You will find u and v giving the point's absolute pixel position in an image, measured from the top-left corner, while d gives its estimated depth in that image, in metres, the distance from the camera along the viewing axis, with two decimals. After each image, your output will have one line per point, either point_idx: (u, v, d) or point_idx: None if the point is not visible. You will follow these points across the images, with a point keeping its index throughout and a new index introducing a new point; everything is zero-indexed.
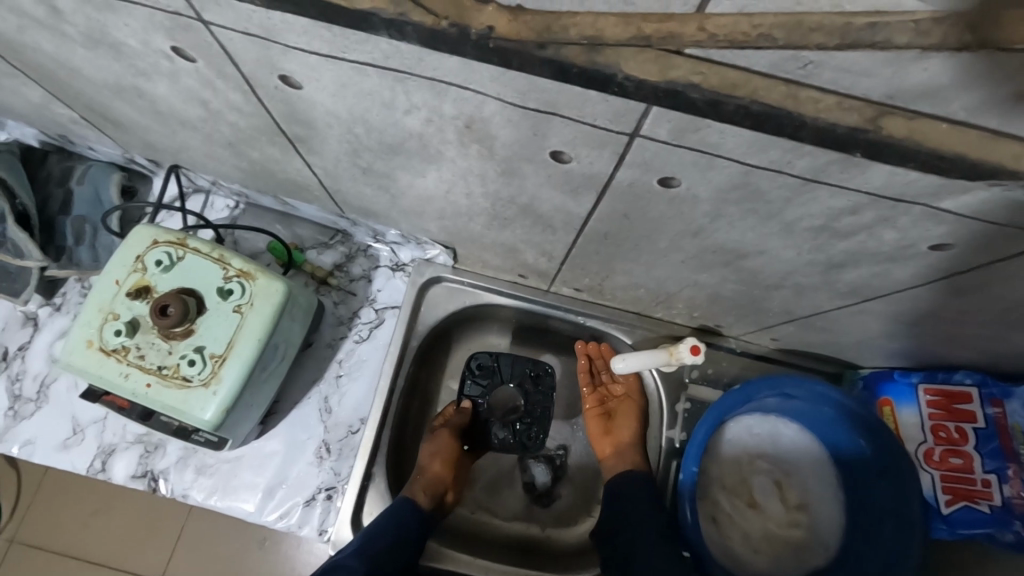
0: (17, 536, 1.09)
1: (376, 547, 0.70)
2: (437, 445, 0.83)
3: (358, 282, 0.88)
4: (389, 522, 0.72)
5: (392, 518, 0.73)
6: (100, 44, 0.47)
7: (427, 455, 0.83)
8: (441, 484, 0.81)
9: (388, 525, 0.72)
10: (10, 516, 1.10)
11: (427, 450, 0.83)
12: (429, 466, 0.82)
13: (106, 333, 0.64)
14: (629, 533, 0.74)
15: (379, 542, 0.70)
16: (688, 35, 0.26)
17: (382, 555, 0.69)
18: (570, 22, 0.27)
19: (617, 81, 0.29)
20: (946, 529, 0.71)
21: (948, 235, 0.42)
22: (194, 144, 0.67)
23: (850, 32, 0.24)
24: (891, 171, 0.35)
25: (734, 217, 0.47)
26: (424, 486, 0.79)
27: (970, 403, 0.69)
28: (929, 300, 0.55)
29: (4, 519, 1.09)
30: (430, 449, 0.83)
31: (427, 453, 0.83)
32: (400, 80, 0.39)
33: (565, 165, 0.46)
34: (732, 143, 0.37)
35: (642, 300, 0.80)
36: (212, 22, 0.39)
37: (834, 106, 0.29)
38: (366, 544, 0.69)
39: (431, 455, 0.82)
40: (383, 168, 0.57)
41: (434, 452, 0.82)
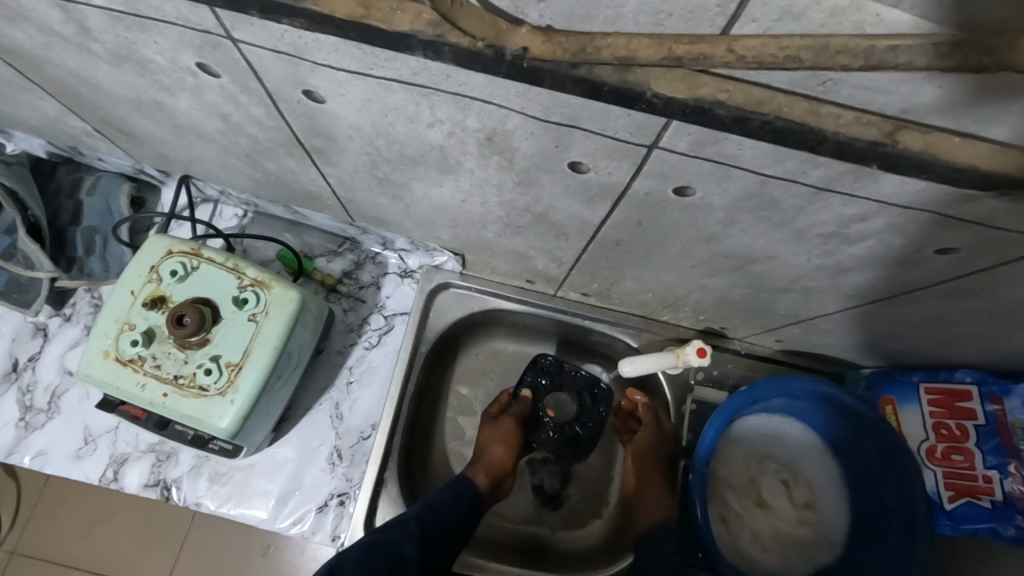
0: (17, 547, 1.09)
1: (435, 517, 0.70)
2: (501, 430, 0.83)
3: (368, 289, 0.88)
4: (451, 498, 0.74)
5: (456, 493, 0.74)
6: (125, 59, 0.47)
7: (488, 439, 0.82)
8: (503, 468, 0.81)
9: (448, 501, 0.73)
10: (10, 528, 1.09)
11: (489, 433, 0.83)
12: (490, 450, 0.81)
13: (122, 344, 0.65)
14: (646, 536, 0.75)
15: (439, 514, 0.71)
16: (719, 56, 0.27)
17: (440, 526, 0.70)
18: (604, 44, 0.28)
19: (646, 99, 0.30)
20: (951, 524, 0.73)
21: (955, 241, 0.44)
22: (209, 155, 0.67)
23: (874, 54, 0.25)
24: (903, 181, 0.37)
25: (746, 224, 0.49)
26: (484, 468, 0.80)
27: (971, 401, 0.71)
28: (933, 302, 0.56)
29: (5, 530, 1.09)
30: (492, 434, 0.83)
31: (488, 437, 0.82)
32: (425, 95, 0.41)
33: (584, 176, 0.47)
34: (748, 155, 0.38)
35: (650, 305, 0.81)
36: (243, 40, 0.39)
37: (853, 121, 0.30)
38: (428, 512, 0.70)
39: (493, 438, 0.82)
40: (399, 179, 0.58)
41: (495, 436, 0.82)
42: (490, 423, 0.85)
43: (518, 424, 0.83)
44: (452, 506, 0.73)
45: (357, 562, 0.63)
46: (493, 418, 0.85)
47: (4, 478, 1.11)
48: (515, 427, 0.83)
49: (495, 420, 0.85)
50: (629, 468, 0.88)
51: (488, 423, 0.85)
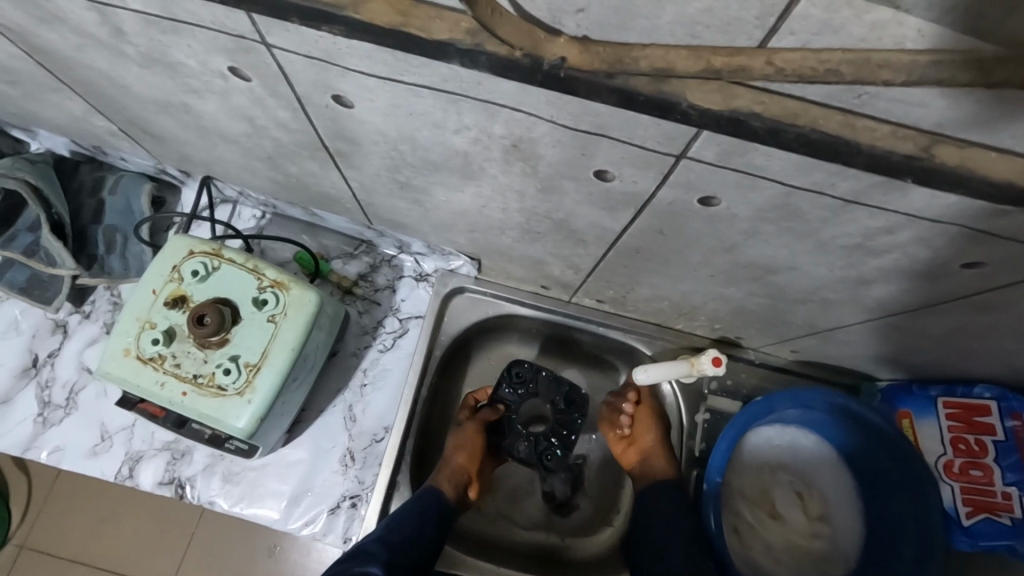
0: (27, 541, 1.10)
1: (399, 535, 0.69)
2: (463, 437, 0.81)
3: (382, 292, 0.89)
4: (413, 510, 0.73)
5: (420, 510, 0.73)
6: (156, 62, 0.48)
7: (451, 446, 0.81)
8: (464, 476, 0.80)
9: (412, 513, 0.72)
10: (21, 522, 1.10)
11: (453, 441, 0.82)
12: (452, 457, 0.80)
13: (143, 342, 0.65)
14: (648, 525, 0.76)
15: (402, 531, 0.70)
16: (757, 69, 0.27)
17: (406, 543, 0.69)
18: (640, 55, 0.29)
19: (680, 110, 0.31)
20: (968, 541, 0.72)
21: (982, 255, 0.44)
22: (233, 157, 0.68)
23: (916, 69, 0.25)
24: (932, 194, 0.37)
25: (770, 235, 0.49)
26: (447, 476, 0.79)
27: (988, 416, 0.70)
28: (955, 315, 0.56)
29: (16, 524, 1.10)
30: (455, 440, 0.82)
31: (452, 444, 0.81)
32: (455, 102, 0.41)
33: (608, 184, 0.47)
34: (777, 166, 0.38)
35: (665, 312, 0.81)
36: (276, 45, 0.40)
37: (888, 134, 0.30)
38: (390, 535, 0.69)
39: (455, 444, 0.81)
40: (421, 183, 0.58)
41: (458, 442, 0.81)
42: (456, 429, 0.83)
43: (482, 431, 0.82)
44: (418, 524, 0.72)
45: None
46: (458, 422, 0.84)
47: (17, 472, 1.12)
48: (477, 432, 0.82)
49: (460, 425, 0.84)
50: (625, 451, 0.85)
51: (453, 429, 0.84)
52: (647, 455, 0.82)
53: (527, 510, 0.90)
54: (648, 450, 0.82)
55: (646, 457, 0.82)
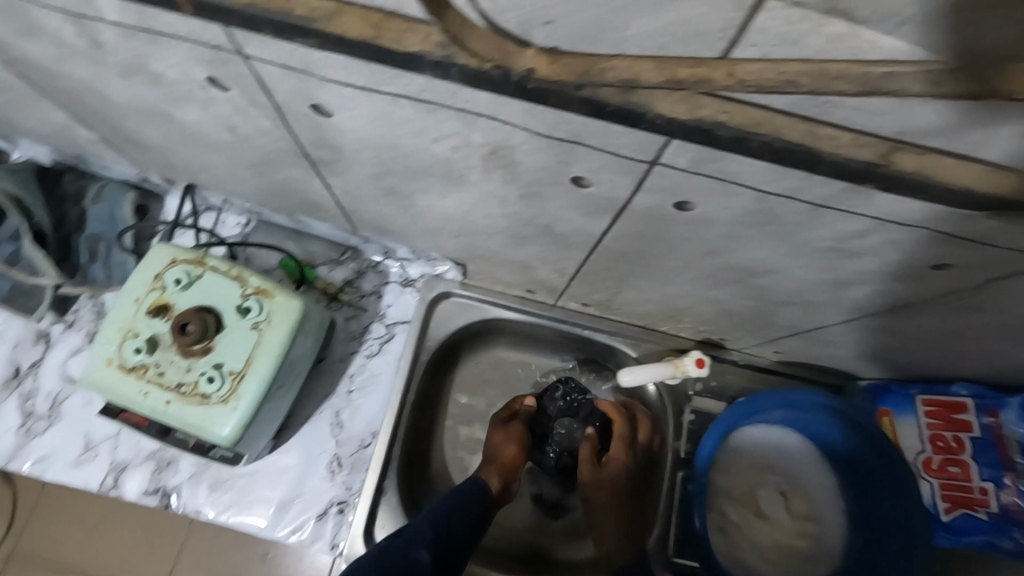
0: (15, 551, 1.09)
1: (446, 515, 0.70)
2: (512, 434, 0.84)
3: (369, 298, 0.89)
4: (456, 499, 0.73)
5: (466, 501, 0.74)
6: (136, 72, 0.48)
7: (499, 442, 0.84)
8: (512, 470, 0.83)
9: (459, 505, 0.73)
10: (8, 533, 1.09)
11: (499, 437, 0.84)
12: (501, 452, 0.83)
13: (126, 351, 0.65)
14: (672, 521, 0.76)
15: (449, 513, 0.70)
16: (718, 80, 0.28)
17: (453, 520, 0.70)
18: (607, 67, 0.29)
19: (648, 119, 0.31)
20: (949, 537, 0.73)
21: (951, 257, 0.45)
22: (216, 165, 0.68)
23: (870, 81, 0.25)
24: (898, 199, 0.38)
25: (748, 238, 0.49)
26: (498, 470, 0.81)
27: (966, 413, 0.72)
28: (930, 315, 0.57)
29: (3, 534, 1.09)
30: (502, 436, 0.84)
31: (499, 440, 0.84)
32: (433, 111, 0.41)
33: (587, 190, 0.48)
34: (749, 172, 0.39)
35: (650, 315, 0.82)
36: (253, 56, 0.40)
37: (849, 142, 0.31)
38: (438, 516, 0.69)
39: (505, 440, 0.83)
40: (406, 190, 0.59)
41: (506, 438, 0.83)
42: (501, 426, 0.86)
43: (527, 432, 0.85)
44: (463, 513, 0.72)
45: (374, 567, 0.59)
46: (503, 421, 0.86)
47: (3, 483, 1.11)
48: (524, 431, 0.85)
49: (505, 424, 0.86)
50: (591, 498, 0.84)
51: (497, 427, 0.86)
52: (608, 524, 0.81)
53: (521, 511, 0.90)
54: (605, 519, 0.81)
55: (605, 527, 0.81)
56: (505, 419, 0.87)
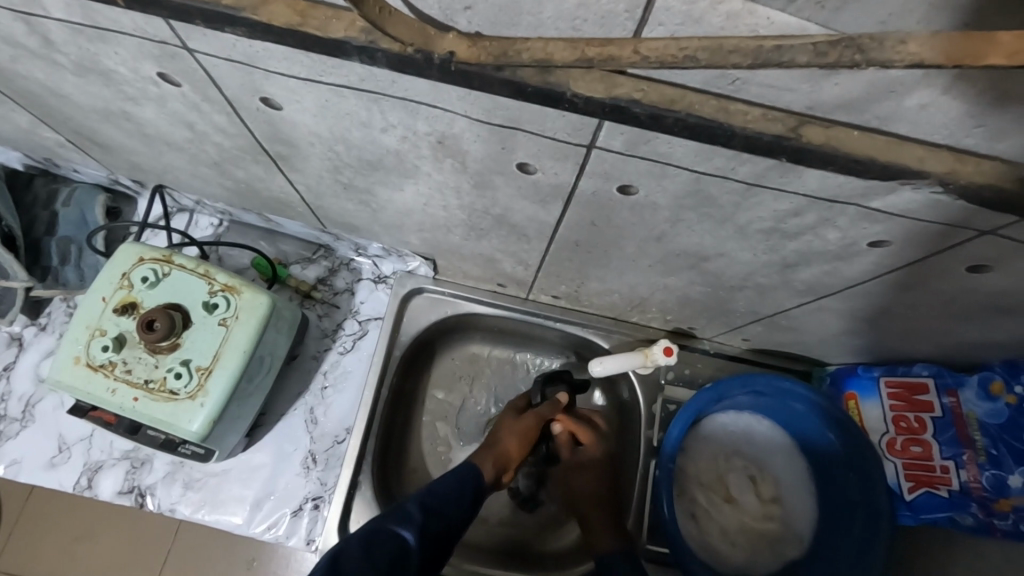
0: None
1: (438, 500, 0.70)
2: (522, 425, 0.82)
3: (342, 295, 0.90)
4: (451, 483, 0.73)
5: (458, 481, 0.73)
6: (90, 71, 0.49)
7: (507, 429, 0.82)
8: (509, 461, 0.81)
9: (453, 486, 0.73)
10: None
11: (509, 425, 0.83)
12: (505, 441, 0.81)
13: (94, 349, 0.66)
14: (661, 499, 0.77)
15: (441, 496, 0.70)
16: (625, 57, 0.29)
17: (444, 506, 0.70)
18: (523, 48, 0.30)
19: (567, 98, 0.32)
20: (911, 515, 0.74)
21: (885, 233, 0.46)
22: (180, 164, 0.69)
23: (761, 53, 0.27)
24: (824, 175, 0.39)
25: (692, 222, 0.51)
26: (494, 457, 0.79)
27: (927, 393, 0.73)
28: (879, 294, 0.59)
29: None
30: (511, 424, 0.82)
31: (508, 428, 0.82)
32: (375, 101, 0.43)
33: (533, 176, 0.49)
34: (680, 153, 0.40)
35: (618, 306, 0.83)
36: (198, 49, 0.41)
37: (760, 117, 0.32)
38: (430, 496, 0.70)
39: (509, 431, 0.81)
40: (364, 184, 0.60)
41: (512, 427, 0.81)
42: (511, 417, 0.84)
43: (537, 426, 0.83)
44: (455, 494, 0.72)
45: (358, 554, 0.62)
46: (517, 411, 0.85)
47: None
48: (536, 425, 0.82)
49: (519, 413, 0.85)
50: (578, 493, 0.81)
51: (512, 414, 0.85)
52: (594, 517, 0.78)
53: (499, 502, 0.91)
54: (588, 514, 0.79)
55: (591, 517, 0.78)
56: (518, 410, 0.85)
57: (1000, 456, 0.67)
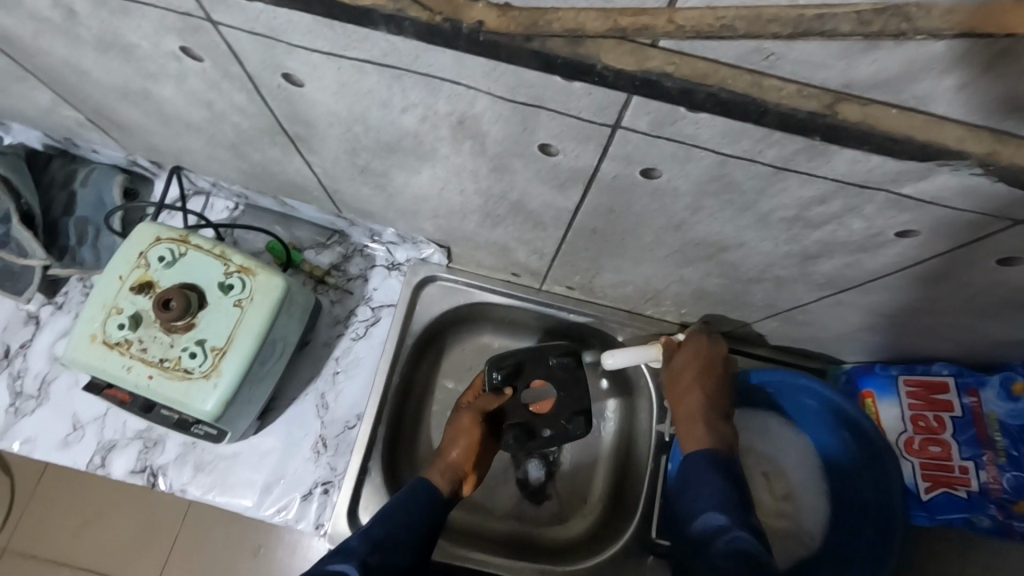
0: (10, 543, 1.10)
1: (380, 527, 0.63)
2: (460, 425, 0.78)
3: (355, 281, 0.90)
4: (400, 501, 0.66)
5: (405, 501, 0.66)
6: (111, 45, 0.49)
7: (450, 435, 0.77)
8: (461, 465, 0.75)
9: (401, 507, 0.66)
10: (4, 523, 1.11)
11: (451, 429, 0.78)
12: (448, 447, 0.76)
13: (110, 327, 0.66)
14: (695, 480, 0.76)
15: (384, 521, 0.64)
16: (660, 27, 0.28)
17: (388, 533, 0.63)
18: (554, 18, 0.30)
19: (597, 71, 0.32)
20: (926, 515, 0.73)
21: (912, 222, 0.45)
22: (197, 145, 0.69)
23: (802, 22, 0.26)
24: (854, 159, 0.38)
25: (714, 209, 0.50)
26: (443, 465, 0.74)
27: (947, 393, 0.73)
28: (901, 289, 0.58)
29: None
30: (455, 429, 0.78)
31: (450, 434, 0.78)
32: (397, 77, 0.42)
33: (554, 159, 0.48)
34: (707, 134, 0.39)
35: (632, 297, 0.82)
36: (222, 22, 0.41)
37: (794, 93, 0.31)
38: (374, 525, 0.63)
39: (450, 438, 0.77)
40: (380, 167, 0.59)
41: (454, 431, 0.77)
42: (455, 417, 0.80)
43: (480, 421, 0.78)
44: (402, 518, 0.65)
45: None
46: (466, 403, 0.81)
47: None
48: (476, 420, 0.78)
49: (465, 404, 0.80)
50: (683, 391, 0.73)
51: (454, 415, 0.80)
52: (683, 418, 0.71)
53: (506, 496, 0.90)
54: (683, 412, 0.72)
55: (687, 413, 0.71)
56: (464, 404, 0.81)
57: (1021, 458, 0.68)
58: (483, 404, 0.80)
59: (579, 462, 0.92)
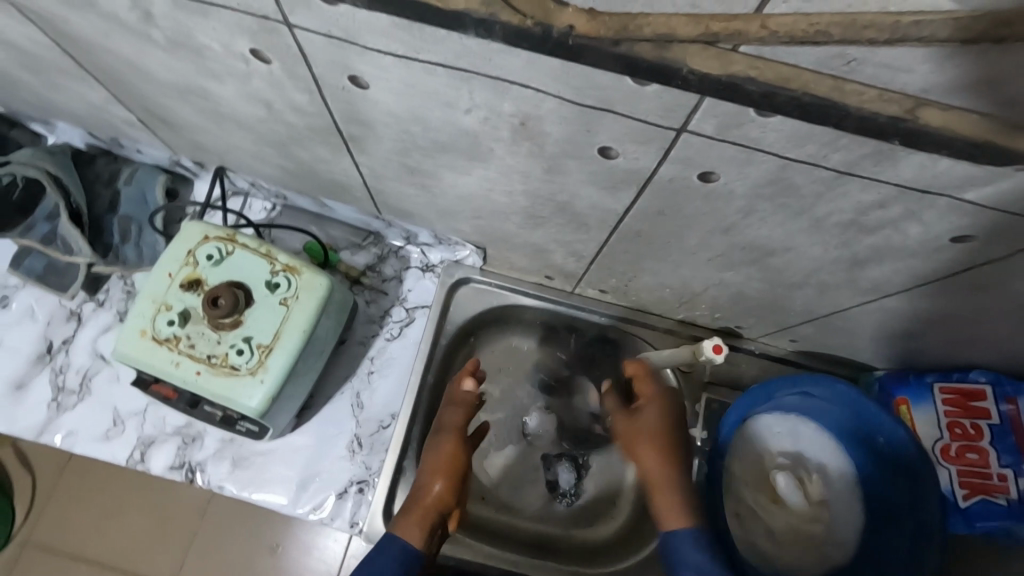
0: (29, 538, 1.11)
1: None
2: (437, 458, 0.70)
3: (390, 283, 0.91)
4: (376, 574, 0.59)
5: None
6: (180, 46, 0.50)
7: (427, 465, 0.70)
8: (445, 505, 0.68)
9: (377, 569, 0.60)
10: (24, 518, 1.12)
11: (427, 459, 0.70)
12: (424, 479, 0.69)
13: (159, 323, 0.67)
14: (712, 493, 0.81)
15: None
16: (752, 32, 0.29)
17: None
18: (644, 23, 0.31)
19: (681, 75, 0.32)
20: (964, 522, 0.73)
21: (970, 227, 0.46)
22: (247, 145, 0.70)
23: (898, 28, 0.27)
24: (921, 163, 0.39)
25: (767, 213, 0.51)
26: (417, 515, 0.66)
27: (984, 400, 0.72)
28: (949, 295, 0.58)
29: (19, 520, 1.12)
30: (430, 461, 0.70)
31: (427, 462, 0.70)
32: (466, 80, 0.43)
33: (611, 161, 0.49)
34: (773, 138, 0.40)
35: (664, 301, 0.83)
36: (298, 24, 0.42)
37: (876, 98, 0.32)
38: None
39: (432, 471, 0.68)
40: (429, 167, 0.60)
41: (431, 460, 0.70)
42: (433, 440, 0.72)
43: (460, 446, 0.71)
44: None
45: None
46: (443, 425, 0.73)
47: (18, 468, 1.14)
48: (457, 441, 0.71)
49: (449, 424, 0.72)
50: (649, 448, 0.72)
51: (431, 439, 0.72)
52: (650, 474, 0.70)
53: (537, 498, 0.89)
54: (654, 471, 0.68)
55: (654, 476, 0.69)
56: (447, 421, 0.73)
57: None
58: (461, 417, 0.74)
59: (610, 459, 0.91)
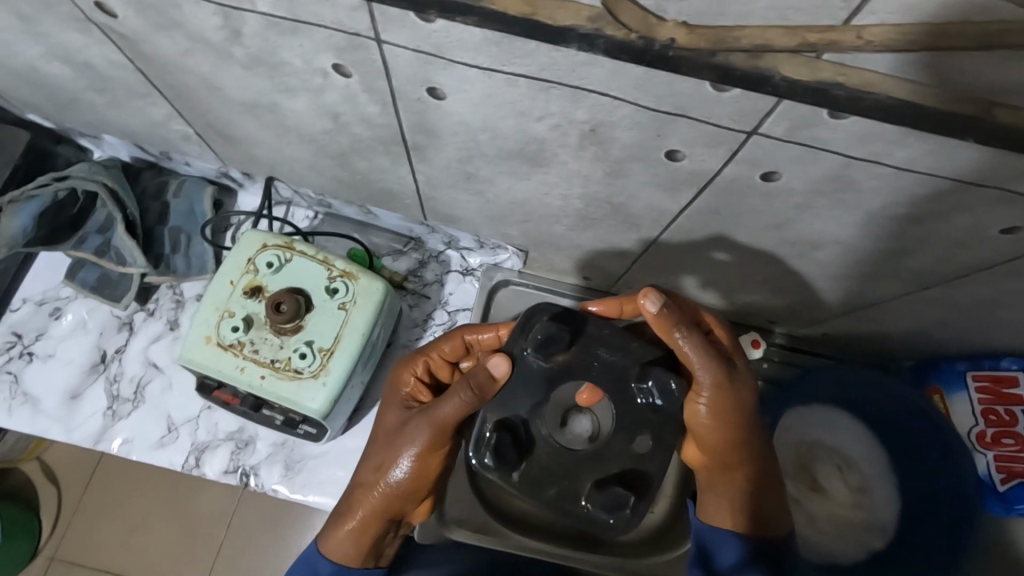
0: (57, 553, 1.18)
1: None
2: (379, 452, 0.67)
3: (431, 287, 0.93)
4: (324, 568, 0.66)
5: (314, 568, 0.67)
6: (262, 63, 0.53)
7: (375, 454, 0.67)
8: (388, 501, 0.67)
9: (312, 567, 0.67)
10: (54, 528, 1.19)
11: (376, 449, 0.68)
12: (367, 474, 0.67)
13: (223, 329, 0.69)
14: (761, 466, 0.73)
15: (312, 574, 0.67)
16: (848, 42, 0.32)
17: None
18: (741, 35, 0.34)
19: (773, 81, 0.35)
20: (1004, 506, 0.78)
21: (1019, 219, 0.48)
22: (303, 156, 0.73)
23: (985, 37, 0.30)
24: (982, 159, 0.42)
25: (820, 209, 0.53)
26: (354, 506, 0.67)
27: (1017, 387, 0.75)
28: (990, 284, 0.61)
29: (48, 531, 1.19)
30: (380, 450, 0.67)
31: (375, 452, 0.68)
32: (545, 90, 0.46)
33: (676, 163, 0.52)
34: (840, 138, 0.43)
35: (702, 299, 0.85)
36: (389, 41, 0.45)
37: (952, 99, 0.35)
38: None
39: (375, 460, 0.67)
40: (488, 174, 0.63)
41: (378, 444, 0.68)
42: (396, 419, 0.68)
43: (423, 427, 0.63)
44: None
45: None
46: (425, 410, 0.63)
47: (45, 484, 1.21)
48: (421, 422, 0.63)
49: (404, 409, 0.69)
50: (722, 423, 0.61)
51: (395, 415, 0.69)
52: (722, 458, 0.64)
53: (608, 504, 0.52)
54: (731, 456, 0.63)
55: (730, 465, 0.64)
56: (408, 406, 0.69)
57: None
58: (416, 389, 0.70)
59: (676, 406, 0.54)
